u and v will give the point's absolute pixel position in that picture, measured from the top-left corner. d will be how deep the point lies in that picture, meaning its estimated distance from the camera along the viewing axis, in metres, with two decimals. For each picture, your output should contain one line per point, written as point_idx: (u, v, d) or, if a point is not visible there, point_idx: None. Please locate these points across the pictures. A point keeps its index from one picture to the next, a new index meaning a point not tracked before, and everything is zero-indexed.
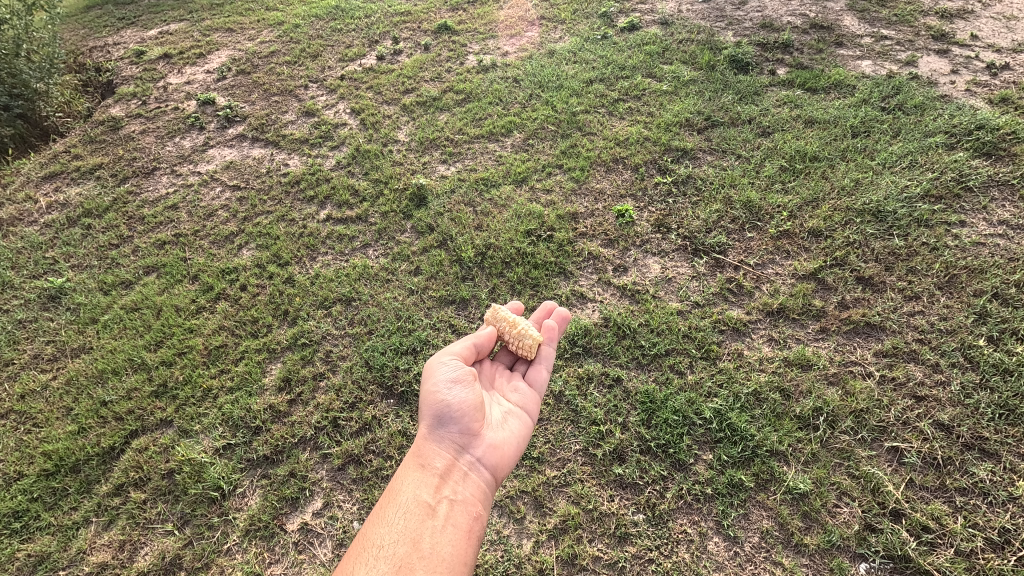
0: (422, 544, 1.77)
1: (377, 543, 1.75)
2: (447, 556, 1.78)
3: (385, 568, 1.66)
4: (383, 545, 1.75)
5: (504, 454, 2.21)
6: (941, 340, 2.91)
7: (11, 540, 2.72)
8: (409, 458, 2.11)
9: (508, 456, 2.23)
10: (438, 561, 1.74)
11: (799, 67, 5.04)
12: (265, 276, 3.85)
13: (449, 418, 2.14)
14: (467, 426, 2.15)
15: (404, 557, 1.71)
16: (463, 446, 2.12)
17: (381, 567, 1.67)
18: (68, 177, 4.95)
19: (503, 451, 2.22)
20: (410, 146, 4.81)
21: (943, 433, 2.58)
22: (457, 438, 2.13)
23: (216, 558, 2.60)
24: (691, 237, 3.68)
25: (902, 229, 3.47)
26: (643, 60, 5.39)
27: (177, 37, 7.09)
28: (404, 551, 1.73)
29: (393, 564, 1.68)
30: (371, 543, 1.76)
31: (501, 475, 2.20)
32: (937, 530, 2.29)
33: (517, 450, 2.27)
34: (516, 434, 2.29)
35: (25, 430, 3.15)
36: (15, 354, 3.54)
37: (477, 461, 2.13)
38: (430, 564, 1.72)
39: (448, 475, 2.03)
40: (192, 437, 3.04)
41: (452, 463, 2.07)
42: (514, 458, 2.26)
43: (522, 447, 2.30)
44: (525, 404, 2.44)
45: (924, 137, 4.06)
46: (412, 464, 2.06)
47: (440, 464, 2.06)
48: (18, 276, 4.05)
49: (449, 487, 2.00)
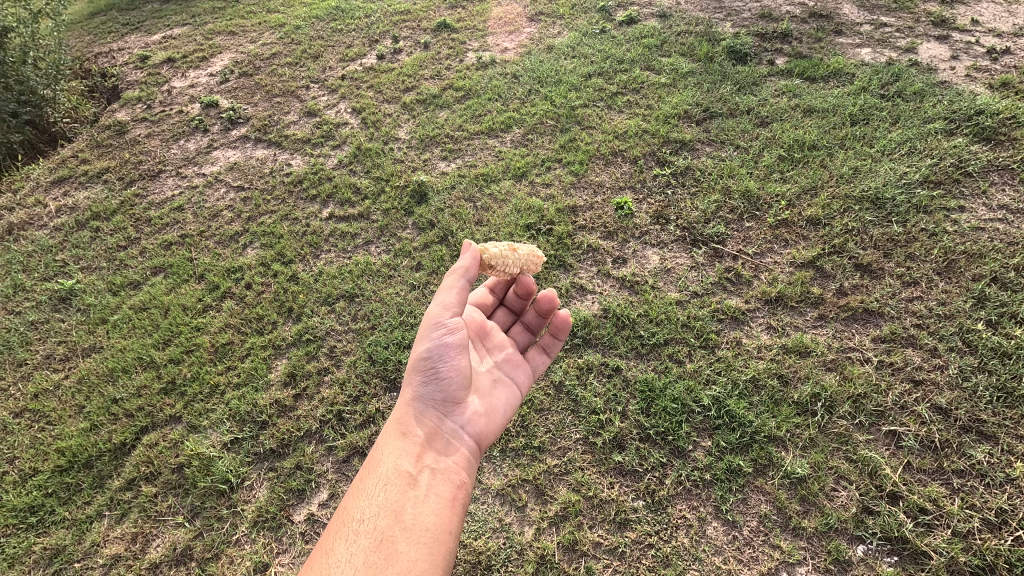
0: (405, 515, 1.83)
1: (357, 517, 1.81)
2: (430, 525, 1.85)
3: (366, 542, 1.72)
4: (363, 518, 1.81)
5: (487, 420, 2.29)
6: (939, 324, 2.92)
7: (28, 534, 2.80)
8: (388, 426, 2.15)
9: (492, 421, 2.31)
10: (421, 532, 1.81)
11: (798, 57, 5.04)
12: (270, 275, 3.91)
13: (432, 386, 2.18)
14: (450, 394, 2.20)
15: (385, 530, 1.77)
16: (444, 414, 2.18)
17: (362, 541, 1.72)
18: (76, 181, 5.03)
19: (486, 417, 2.30)
20: (411, 144, 4.85)
21: (941, 416, 2.60)
22: (440, 405, 2.18)
23: (226, 549, 2.66)
24: (690, 228, 3.70)
25: (900, 216, 3.47)
26: (641, 53, 5.40)
27: (181, 41, 7.18)
28: (385, 524, 1.78)
29: (375, 537, 1.74)
30: (351, 517, 1.82)
31: (484, 441, 2.28)
32: (934, 511, 2.32)
33: (501, 415, 2.36)
34: (503, 402, 2.38)
35: (39, 428, 3.23)
36: (28, 355, 3.62)
37: (458, 428, 2.20)
38: (413, 535, 1.78)
39: (428, 444, 2.08)
40: (201, 432, 3.11)
41: (433, 431, 2.13)
42: (499, 424, 2.35)
43: (507, 413, 2.39)
44: (516, 377, 2.51)
45: (924, 123, 4.05)
46: (391, 432, 2.10)
47: (421, 432, 2.10)
48: (30, 279, 4.14)
49: (430, 456, 2.05)
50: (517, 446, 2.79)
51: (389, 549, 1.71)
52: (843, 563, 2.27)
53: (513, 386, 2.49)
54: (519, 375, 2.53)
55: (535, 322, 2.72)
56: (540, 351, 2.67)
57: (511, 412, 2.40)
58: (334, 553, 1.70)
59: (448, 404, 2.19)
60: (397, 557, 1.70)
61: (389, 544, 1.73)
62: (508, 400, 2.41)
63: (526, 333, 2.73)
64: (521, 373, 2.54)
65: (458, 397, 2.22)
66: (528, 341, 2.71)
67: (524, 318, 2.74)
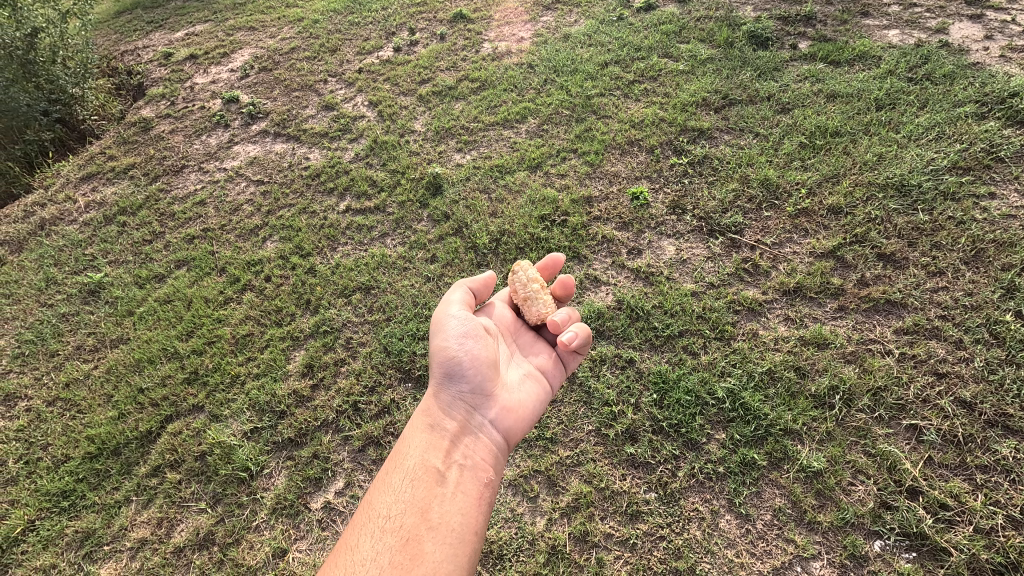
0: (431, 514, 1.84)
1: (383, 514, 1.83)
2: (456, 525, 1.85)
3: (392, 540, 1.73)
4: (389, 515, 1.82)
5: (517, 417, 2.29)
6: (966, 316, 2.83)
7: (61, 517, 2.92)
8: (416, 419, 2.20)
9: (521, 417, 2.31)
10: (447, 531, 1.82)
11: (822, 40, 4.89)
12: (288, 267, 3.97)
13: (459, 381, 2.21)
14: (479, 387, 2.22)
15: (411, 528, 1.78)
16: (473, 409, 2.21)
17: (388, 540, 1.74)
18: (104, 177, 5.17)
19: (517, 412, 2.29)
20: (426, 136, 4.86)
21: (965, 410, 2.53)
22: (469, 399, 2.21)
23: (246, 535, 2.74)
24: (707, 218, 3.64)
25: (927, 204, 3.36)
26: (659, 40, 5.28)
27: (203, 38, 7.29)
28: (412, 522, 1.80)
29: (401, 536, 1.75)
30: (377, 513, 1.84)
31: (513, 437, 2.28)
32: (955, 507, 2.26)
33: (531, 410, 2.35)
34: (532, 396, 2.38)
35: (70, 416, 3.35)
36: (60, 345, 3.76)
37: (487, 423, 2.21)
38: (438, 535, 1.79)
39: (455, 441, 2.10)
40: (222, 421, 3.19)
41: (460, 426, 2.15)
42: (529, 420, 2.34)
43: (537, 409, 2.38)
44: (545, 369, 2.52)
45: (953, 107, 3.91)
46: (420, 425, 2.15)
47: (449, 427, 2.13)
48: (61, 273, 4.28)
49: (457, 452, 2.07)
50: (530, 437, 2.80)
51: (415, 549, 1.72)
52: (859, 559, 2.24)
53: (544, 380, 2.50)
54: (548, 370, 2.53)
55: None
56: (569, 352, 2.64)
57: (541, 408, 2.40)
58: (359, 550, 1.71)
59: (476, 398, 2.22)
60: (422, 557, 1.70)
61: (415, 543, 1.74)
62: (538, 395, 2.41)
63: None
64: (550, 368, 2.54)
65: (488, 391, 2.24)
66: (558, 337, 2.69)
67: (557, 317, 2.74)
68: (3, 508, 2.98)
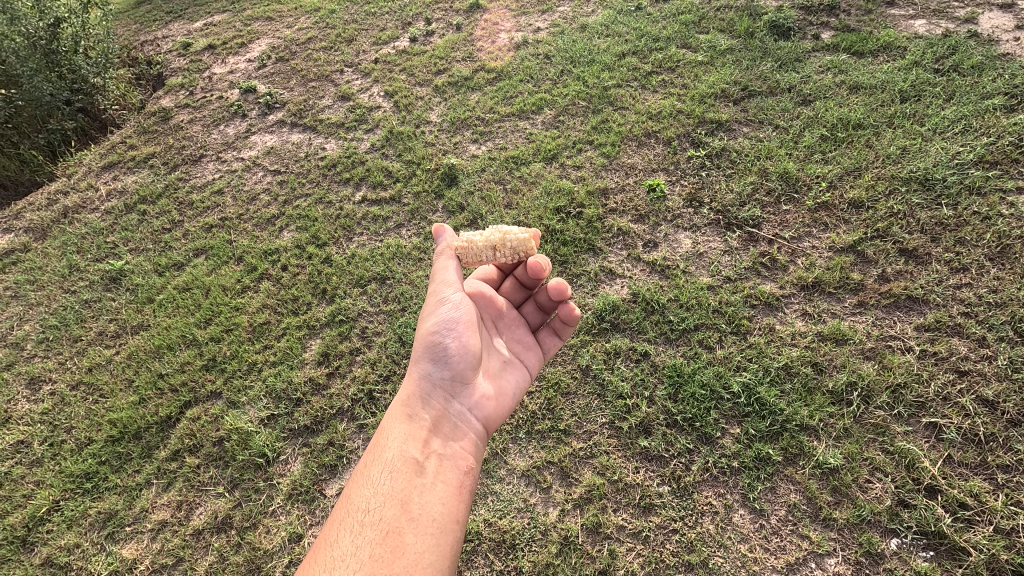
0: (411, 506, 1.86)
1: (362, 508, 1.84)
2: (436, 515, 1.88)
3: (373, 534, 1.75)
4: (369, 509, 1.83)
5: (495, 404, 2.34)
6: (989, 313, 2.78)
7: (84, 498, 2.99)
8: (393, 409, 2.20)
9: (500, 405, 2.36)
10: (428, 523, 1.84)
11: (845, 30, 4.79)
12: (304, 257, 4.01)
13: (441, 365, 2.23)
14: (458, 375, 2.24)
15: (391, 520, 1.80)
16: (452, 397, 2.23)
17: (368, 534, 1.75)
18: (125, 166, 5.25)
19: (494, 400, 2.34)
20: (442, 127, 4.86)
21: (987, 409, 2.49)
22: (447, 388, 2.23)
23: (263, 519, 2.78)
24: (724, 211, 3.60)
25: (951, 198, 3.29)
26: (678, 30, 5.21)
27: (221, 28, 7.34)
28: (391, 514, 1.82)
29: (381, 529, 1.77)
30: (356, 508, 1.85)
31: (492, 425, 2.33)
32: (975, 507, 2.23)
33: (510, 399, 2.40)
34: (512, 384, 2.42)
35: (93, 400, 3.43)
36: (83, 331, 3.83)
37: (466, 412, 2.24)
38: (419, 526, 1.82)
39: (434, 430, 2.12)
40: (240, 408, 3.24)
41: (439, 415, 2.17)
42: (507, 408, 2.40)
43: (516, 396, 2.44)
44: (526, 359, 2.55)
45: (981, 99, 3.81)
46: (398, 415, 2.15)
47: (428, 417, 2.15)
48: (84, 260, 4.36)
49: (435, 442, 2.09)
50: (543, 428, 2.81)
51: (395, 541, 1.74)
52: (875, 556, 2.22)
53: (524, 367, 2.53)
54: (530, 357, 2.57)
55: (546, 301, 2.69)
56: (554, 333, 2.67)
57: (520, 395, 2.45)
58: (339, 546, 1.73)
59: (455, 387, 2.24)
60: (403, 549, 1.73)
61: (395, 536, 1.76)
62: (518, 382, 2.46)
63: (539, 312, 2.74)
64: (531, 356, 2.58)
65: (467, 379, 2.27)
66: (540, 320, 2.74)
67: (537, 296, 2.72)
68: (29, 488, 3.06)
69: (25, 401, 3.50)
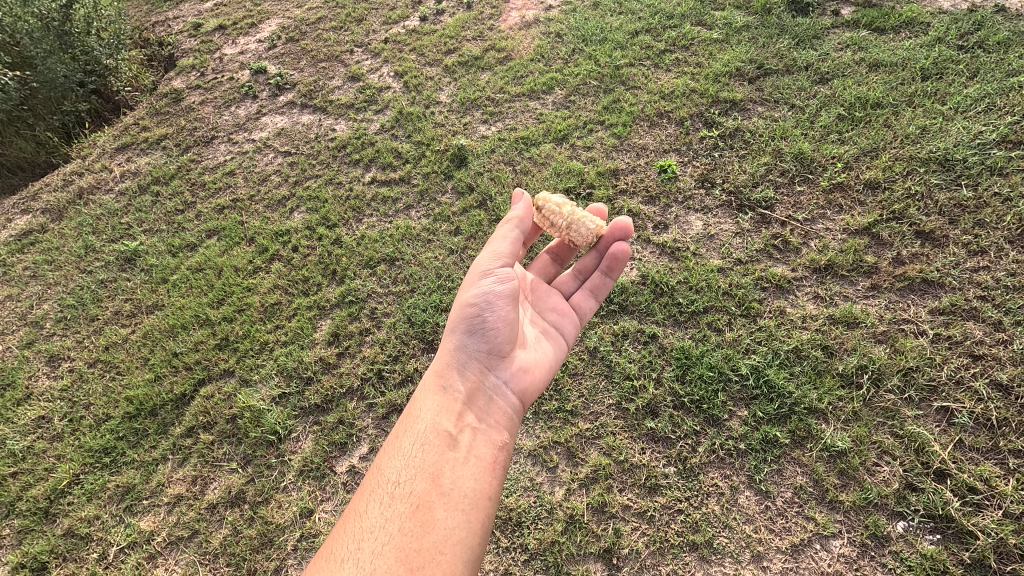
0: (443, 480, 1.88)
1: (393, 479, 1.87)
2: (467, 491, 1.90)
3: (402, 507, 1.78)
4: (400, 481, 1.87)
5: (531, 376, 2.34)
6: (1007, 297, 2.73)
7: (103, 472, 3.08)
8: (428, 379, 2.24)
9: (536, 378, 2.36)
10: (459, 498, 1.86)
11: (866, 6, 4.65)
12: (315, 238, 4.02)
13: (476, 338, 2.27)
14: (493, 349, 2.27)
15: (423, 494, 1.83)
16: (486, 369, 2.26)
17: (398, 507, 1.78)
18: (138, 148, 5.29)
19: (530, 373, 2.34)
20: (452, 107, 4.81)
21: (1000, 393, 2.45)
22: (482, 361, 2.26)
23: (275, 494, 2.85)
24: (736, 192, 3.54)
25: (971, 179, 3.21)
26: (693, 7, 5.08)
27: (232, 8, 7.31)
28: (423, 487, 1.84)
29: (411, 502, 1.80)
30: (386, 478, 1.88)
31: (527, 398, 2.34)
32: (984, 491, 2.22)
33: (546, 372, 2.40)
34: (547, 356, 2.43)
35: (110, 377, 3.50)
36: (99, 310, 3.90)
37: (500, 386, 2.26)
38: (450, 502, 1.84)
39: (468, 403, 2.15)
40: (252, 385, 3.29)
41: (472, 389, 2.20)
42: (543, 380, 2.39)
43: (553, 367, 2.44)
44: (561, 328, 2.58)
45: (1006, 77, 3.70)
46: (432, 386, 2.19)
47: (461, 390, 2.18)
48: (99, 241, 4.43)
49: (468, 416, 2.11)
50: (550, 409, 2.82)
51: (425, 516, 1.77)
52: (881, 538, 2.23)
53: (561, 337, 2.56)
54: (566, 326, 2.59)
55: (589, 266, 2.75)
56: (589, 294, 2.71)
57: (556, 368, 2.45)
58: (368, 516, 1.77)
59: (490, 359, 2.27)
60: (434, 523, 1.76)
61: (426, 510, 1.78)
62: (554, 355, 2.47)
63: (576, 279, 2.77)
64: (567, 324, 2.60)
65: (503, 352, 2.29)
66: (576, 286, 2.75)
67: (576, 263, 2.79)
68: (50, 462, 3.16)
69: (45, 378, 3.59)
